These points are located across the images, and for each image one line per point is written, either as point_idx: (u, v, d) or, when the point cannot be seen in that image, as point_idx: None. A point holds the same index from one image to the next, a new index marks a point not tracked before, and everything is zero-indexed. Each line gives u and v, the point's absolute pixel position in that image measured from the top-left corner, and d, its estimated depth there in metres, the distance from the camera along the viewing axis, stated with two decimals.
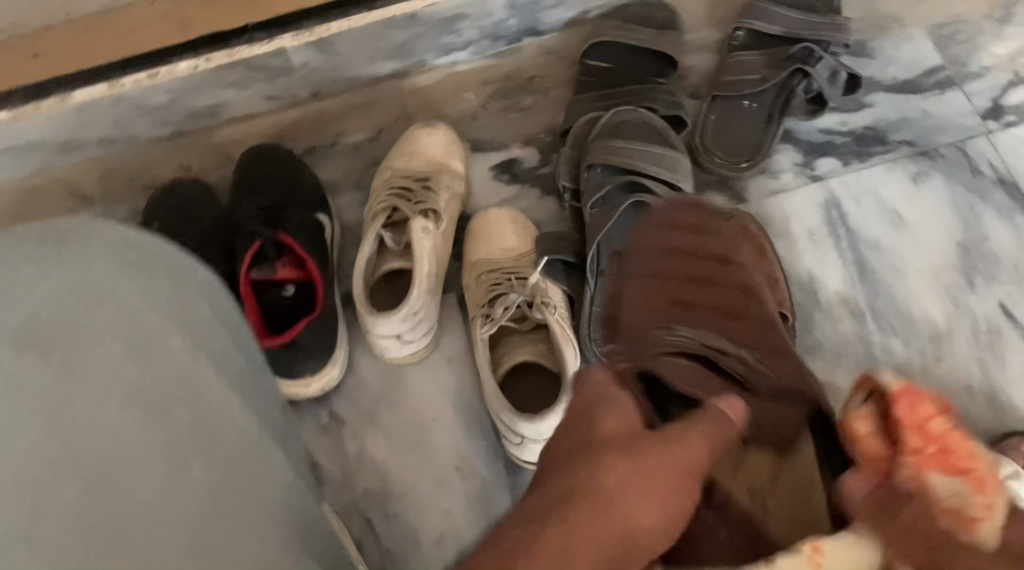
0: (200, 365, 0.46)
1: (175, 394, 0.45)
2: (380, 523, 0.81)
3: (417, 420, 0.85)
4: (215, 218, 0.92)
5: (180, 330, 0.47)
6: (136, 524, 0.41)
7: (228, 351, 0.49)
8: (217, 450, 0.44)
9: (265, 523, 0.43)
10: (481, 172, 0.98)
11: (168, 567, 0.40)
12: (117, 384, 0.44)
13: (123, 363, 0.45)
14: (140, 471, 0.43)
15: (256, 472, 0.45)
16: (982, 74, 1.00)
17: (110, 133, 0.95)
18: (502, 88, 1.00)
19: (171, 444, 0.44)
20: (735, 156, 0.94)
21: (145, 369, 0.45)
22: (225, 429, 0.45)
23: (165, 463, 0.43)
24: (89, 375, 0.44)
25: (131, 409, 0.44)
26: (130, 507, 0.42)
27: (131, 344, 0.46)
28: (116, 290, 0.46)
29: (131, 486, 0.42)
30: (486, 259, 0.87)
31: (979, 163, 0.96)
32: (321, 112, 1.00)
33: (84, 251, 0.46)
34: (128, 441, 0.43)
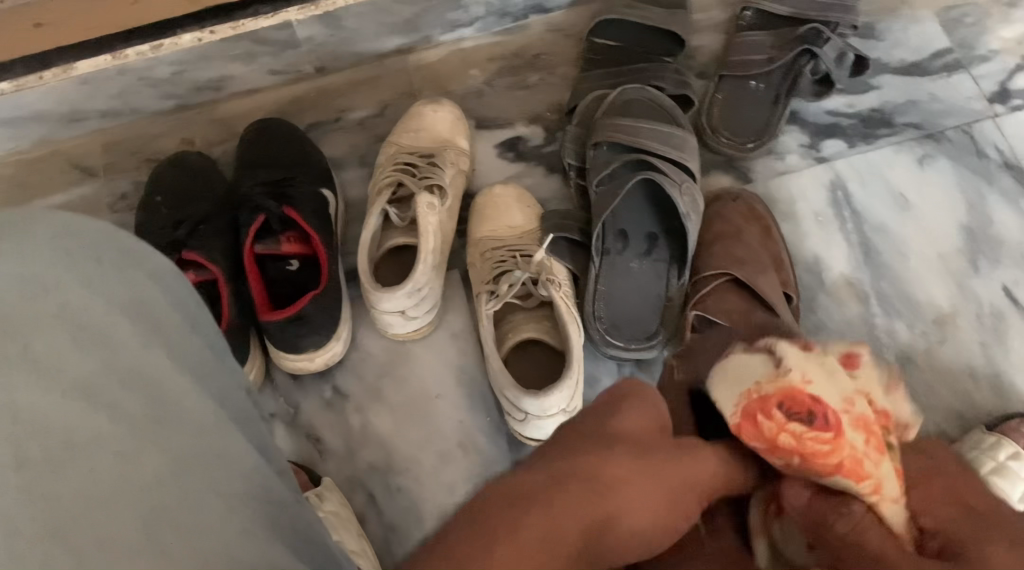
0: (152, 353, 0.43)
1: (128, 382, 0.42)
2: (383, 498, 0.81)
3: (420, 396, 0.85)
4: (220, 192, 0.92)
5: (130, 316, 0.43)
6: (78, 525, 0.38)
7: (194, 328, 0.46)
8: (178, 439, 0.41)
9: (239, 507, 0.40)
10: (486, 149, 0.97)
11: (112, 565, 0.37)
12: (64, 374, 0.41)
13: (70, 353, 0.41)
14: (89, 464, 0.40)
15: (218, 462, 0.41)
16: (990, 57, 1.00)
17: (113, 105, 0.95)
18: (508, 65, 1.00)
19: (122, 433, 0.40)
20: (741, 136, 0.94)
21: (96, 359, 0.42)
22: (184, 417, 0.42)
23: (116, 457, 0.40)
24: (36, 366, 0.41)
25: (82, 401, 0.41)
26: (73, 507, 0.39)
27: (79, 332, 0.42)
28: (58, 276, 0.42)
29: (74, 484, 0.39)
30: (491, 236, 0.87)
31: (985, 147, 0.96)
32: (326, 87, 0.99)
33: (39, 230, 0.43)
34: (76, 432, 0.40)
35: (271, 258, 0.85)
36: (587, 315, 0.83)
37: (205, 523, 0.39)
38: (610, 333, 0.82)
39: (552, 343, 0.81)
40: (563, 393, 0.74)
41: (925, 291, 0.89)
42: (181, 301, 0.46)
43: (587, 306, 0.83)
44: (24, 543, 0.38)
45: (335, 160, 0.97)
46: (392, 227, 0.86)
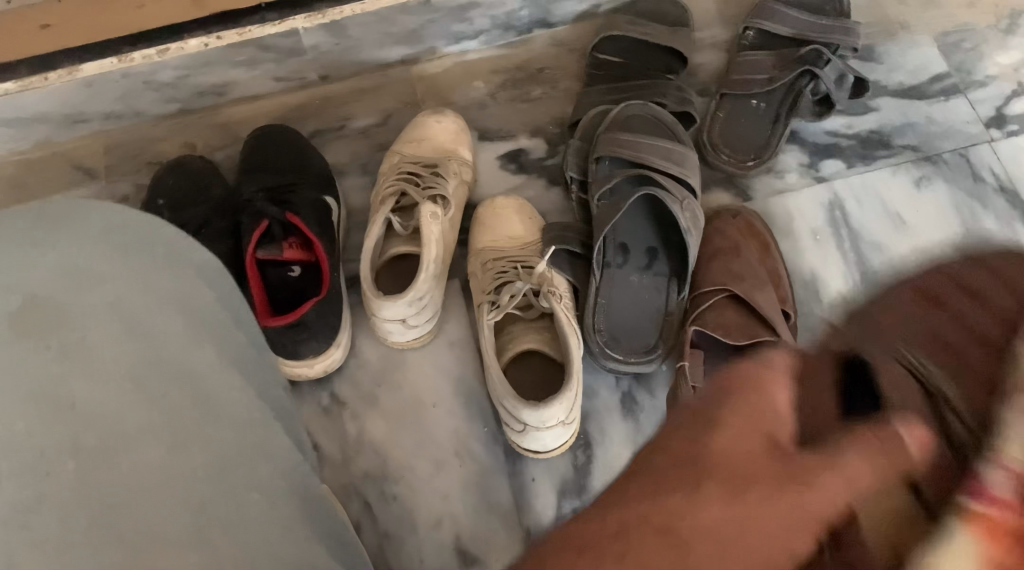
0: (199, 349, 0.44)
1: (172, 375, 0.43)
2: (378, 506, 0.81)
3: (418, 404, 0.85)
4: (221, 196, 0.92)
5: (176, 312, 0.45)
6: (130, 513, 0.38)
7: (229, 330, 0.48)
8: (221, 432, 0.42)
9: (277, 498, 0.42)
10: (488, 160, 0.98)
11: (169, 544, 0.37)
12: (117, 364, 0.42)
13: (120, 342, 0.42)
14: (139, 457, 0.40)
15: (254, 457, 0.42)
16: (986, 82, 1.01)
17: (116, 108, 0.95)
18: (511, 78, 1.00)
19: (173, 422, 0.41)
20: (741, 154, 0.95)
21: (143, 351, 0.43)
22: (226, 410, 0.43)
23: (167, 450, 0.40)
24: (87, 356, 0.42)
25: (132, 390, 0.41)
26: (126, 495, 0.39)
27: (128, 326, 0.43)
28: (108, 274, 0.44)
29: (124, 475, 0.39)
30: (492, 247, 0.87)
31: (981, 170, 0.97)
32: (330, 95, 1.00)
33: (88, 227, 0.45)
34: (130, 421, 0.41)
35: (272, 264, 0.85)
36: (586, 328, 0.83)
37: (249, 526, 0.39)
38: (609, 345, 0.83)
39: (551, 354, 0.81)
40: (563, 405, 0.74)
41: None
42: (205, 312, 0.46)
43: (587, 318, 0.83)
44: (78, 530, 0.37)
45: (337, 167, 0.97)
46: (393, 236, 0.87)
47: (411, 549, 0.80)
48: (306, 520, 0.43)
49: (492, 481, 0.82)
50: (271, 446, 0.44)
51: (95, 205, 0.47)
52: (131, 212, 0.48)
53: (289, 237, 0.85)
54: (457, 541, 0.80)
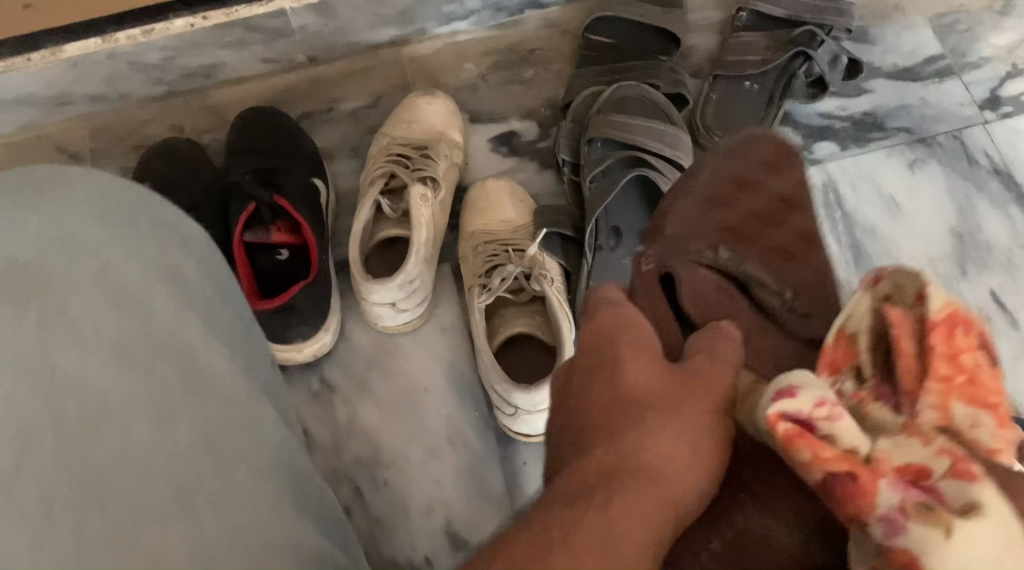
0: (185, 323, 0.44)
1: (159, 349, 0.42)
2: (369, 491, 0.81)
3: (409, 389, 0.84)
4: (209, 178, 0.91)
5: (161, 282, 0.44)
6: (114, 483, 0.37)
7: (215, 308, 0.47)
8: (207, 406, 0.41)
9: (265, 473, 0.41)
10: (479, 143, 0.97)
11: (153, 517, 0.37)
12: (101, 337, 0.41)
13: (105, 315, 0.42)
14: (123, 429, 0.39)
15: (241, 432, 0.42)
16: (981, 64, 1.00)
17: (102, 90, 0.93)
18: (502, 60, 0.99)
19: (158, 395, 0.41)
20: (735, 136, 0.94)
21: (130, 324, 0.42)
22: (214, 384, 0.42)
23: (153, 422, 0.40)
24: (71, 329, 0.41)
25: (117, 363, 0.41)
26: (109, 466, 0.38)
27: (115, 299, 0.43)
28: (94, 243, 0.44)
29: (108, 448, 0.38)
30: (482, 230, 0.86)
31: (975, 152, 0.96)
32: (319, 77, 0.98)
33: (73, 193, 0.45)
34: (114, 393, 0.40)
35: (260, 247, 0.84)
36: (578, 311, 0.82)
37: (234, 497, 0.39)
38: None
39: (543, 337, 0.81)
40: None
41: None
42: (193, 287, 0.46)
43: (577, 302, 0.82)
44: (61, 501, 0.37)
45: (326, 150, 0.96)
46: (384, 220, 0.86)
47: (403, 535, 0.79)
48: (294, 495, 0.43)
49: (484, 466, 0.81)
50: (258, 419, 0.44)
51: (78, 173, 0.46)
52: (113, 181, 0.47)
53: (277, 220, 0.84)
54: (449, 525, 0.79)
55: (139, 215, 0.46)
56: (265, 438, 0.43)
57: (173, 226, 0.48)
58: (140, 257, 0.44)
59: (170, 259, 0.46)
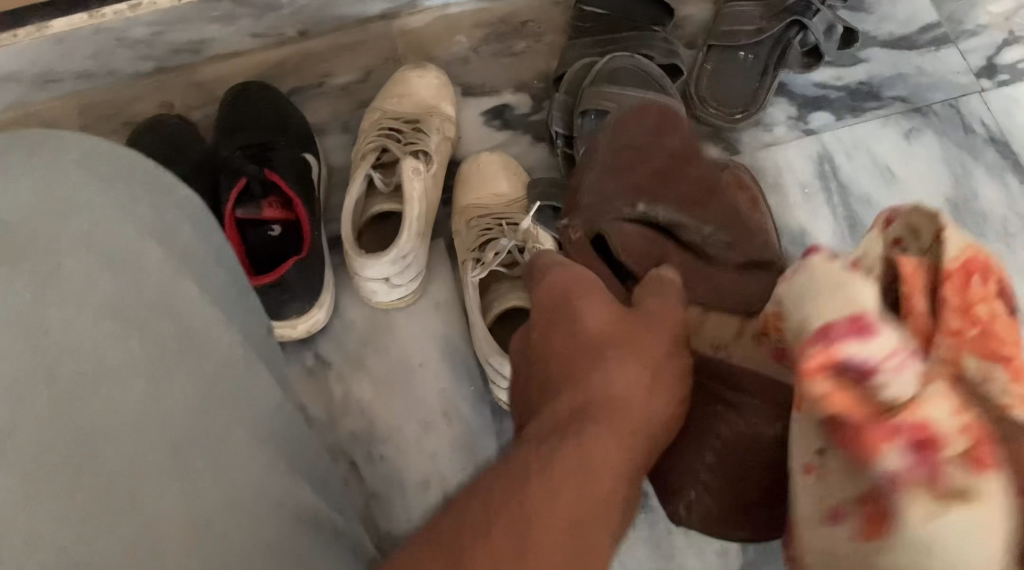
0: (182, 284, 0.43)
1: (158, 309, 0.41)
2: (364, 466, 0.81)
3: (403, 363, 0.84)
4: (199, 154, 0.90)
5: (157, 243, 0.43)
6: (105, 446, 0.37)
7: (210, 270, 0.46)
8: (204, 370, 0.41)
9: (262, 443, 0.41)
10: (472, 116, 0.96)
11: (154, 479, 0.36)
12: (94, 293, 0.40)
13: (98, 271, 0.41)
14: (118, 388, 0.38)
15: (239, 399, 0.41)
16: (978, 31, 0.99)
17: (90, 66, 0.92)
18: (494, 32, 0.98)
19: (152, 357, 0.40)
20: (730, 107, 0.93)
21: (125, 282, 0.41)
22: (209, 348, 0.42)
23: (148, 384, 0.39)
24: (66, 286, 0.40)
25: (108, 323, 0.40)
26: (102, 424, 0.37)
27: (107, 256, 0.41)
28: (88, 202, 0.42)
29: (103, 405, 0.38)
30: (475, 204, 0.86)
31: (971, 121, 0.95)
32: (309, 52, 0.97)
33: (68, 152, 0.43)
34: (106, 352, 0.39)
35: (252, 223, 0.84)
36: (572, 284, 0.82)
37: (233, 464, 0.38)
38: None
39: None
40: None
41: None
42: (186, 249, 0.45)
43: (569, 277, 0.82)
44: (55, 456, 0.36)
45: (317, 126, 0.95)
46: (376, 195, 0.85)
47: (399, 508, 0.79)
48: (288, 468, 0.42)
49: (480, 439, 0.82)
50: (252, 387, 0.43)
51: (78, 132, 0.45)
52: (113, 143, 0.46)
53: (267, 193, 0.84)
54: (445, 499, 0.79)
55: (135, 180, 0.45)
56: (263, 406, 0.43)
57: (172, 192, 0.47)
58: (136, 218, 0.43)
59: (169, 226, 0.45)
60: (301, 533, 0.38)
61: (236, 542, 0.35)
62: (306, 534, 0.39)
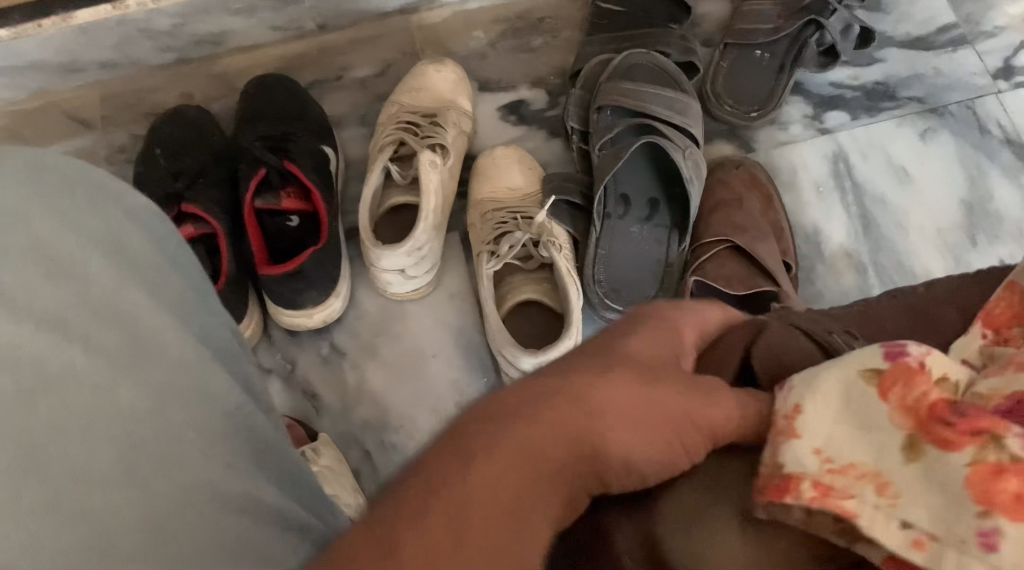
0: (128, 292, 0.42)
1: (103, 319, 0.41)
2: (377, 454, 0.81)
3: (417, 354, 0.85)
4: (218, 144, 0.91)
5: (101, 253, 0.43)
6: (51, 454, 0.37)
7: (163, 273, 0.46)
8: (157, 373, 0.41)
9: (219, 434, 0.42)
10: (488, 111, 0.97)
11: (107, 487, 0.37)
12: (36, 307, 0.40)
13: (40, 284, 0.40)
14: (64, 396, 0.38)
15: (193, 399, 0.42)
16: (996, 33, 0.99)
17: (112, 56, 0.94)
18: (511, 28, 0.99)
19: (101, 364, 0.40)
20: (745, 105, 0.93)
21: (70, 294, 0.41)
22: (158, 352, 0.42)
23: (96, 390, 0.39)
24: (14, 298, 0.40)
25: (55, 329, 0.40)
26: (48, 433, 0.37)
27: (51, 267, 0.41)
28: (26, 214, 0.41)
29: (49, 414, 0.38)
30: (491, 197, 0.87)
31: (987, 122, 0.96)
32: (328, 45, 0.98)
33: (5, 162, 0.42)
34: (52, 360, 0.39)
35: (271, 213, 0.85)
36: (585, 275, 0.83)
37: (185, 466, 0.39)
38: (609, 295, 0.82)
39: (550, 304, 0.81)
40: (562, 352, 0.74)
41: (922, 264, 0.89)
42: (136, 256, 0.45)
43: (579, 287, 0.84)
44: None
45: (335, 118, 0.96)
46: (393, 186, 0.86)
47: None
48: (253, 462, 0.44)
49: None
50: (207, 384, 0.43)
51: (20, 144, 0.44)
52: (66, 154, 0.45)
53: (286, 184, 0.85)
54: None
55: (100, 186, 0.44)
56: (218, 403, 0.43)
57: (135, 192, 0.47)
58: (81, 227, 0.43)
59: (117, 234, 0.44)
60: (260, 530, 0.40)
61: (188, 546, 0.37)
62: (264, 527, 0.40)
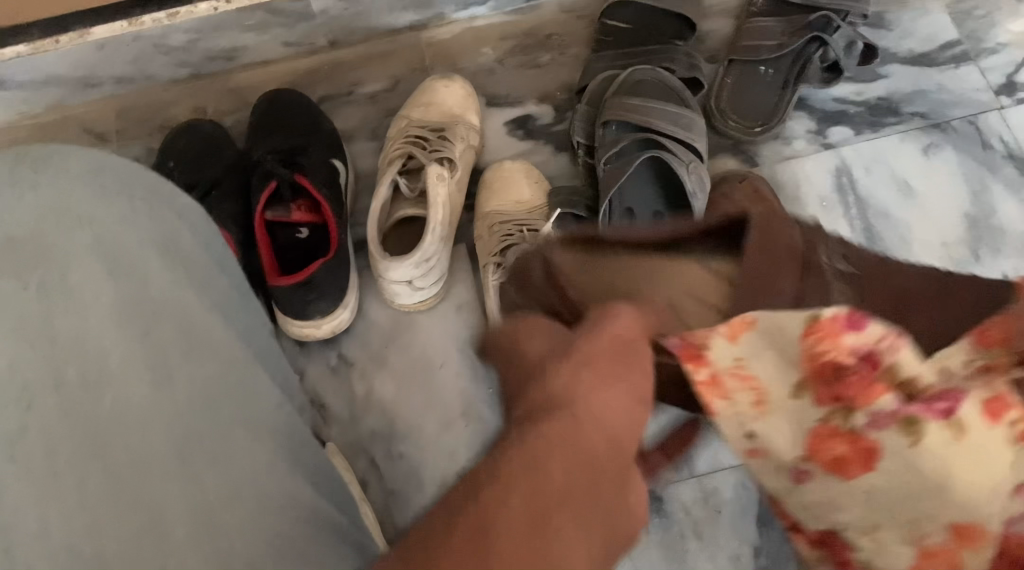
0: (183, 290, 0.45)
1: (155, 315, 0.43)
2: (385, 462, 0.83)
3: (424, 364, 0.86)
4: (231, 158, 0.93)
5: (157, 253, 0.45)
6: (112, 444, 0.39)
7: (209, 272, 0.48)
8: (207, 369, 0.43)
9: (268, 435, 0.44)
10: (496, 125, 0.98)
11: (158, 478, 0.39)
12: (98, 300, 0.42)
13: (101, 279, 0.43)
14: (124, 389, 0.41)
15: (242, 397, 0.44)
16: (998, 50, 1.00)
17: (128, 72, 0.95)
18: (519, 44, 1.00)
19: (158, 358, 0.42)
20: (748, 120, 0.94)
21: (125, 290, 0.43)
22: (209, 347, 0.44)
23: (152, 383, 0.41)
24: (69, 297, 0.42)
25: (119, 324, 0.42)
26: (108, 422, 0.40)
27: (112, 265, 0.43)
28: (91, 215, 0.44)
29: (109, 406, 0.40)
30: (497, 210, 0.88)
31: (990, 138, 0.96)
32: (339, 60, 1.00)
33: (69, 166, 0.45)
34: (115, 355, 0.41)
35: (282, 224, 0.86)
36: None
37: (239, 459, 0.41)
38: None
39: None
40: None
41: None
42: (187, 255, 0.47)
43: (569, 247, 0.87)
44: (64, 457, 0.39)
45: (346, 133, 0.98)
46: (401, 199, 0.87)
47: (418, 504, 0.81)
48: (289, 461, 0.45)
49: None
50: (252, 384, 0.45)
51: (73, 147, 0.46)
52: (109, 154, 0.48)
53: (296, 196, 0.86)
54: None
55: (136, 188, 0.47)
56: (263, 404, 0.45)
57: (170, 198, 0.49)
58: (139, 226, 0.45)
59: (167, 227, 0.47)
60: (307, 526, 0.41)
61: (241, 537, 0.38)
62: (307, 522, 0.42)
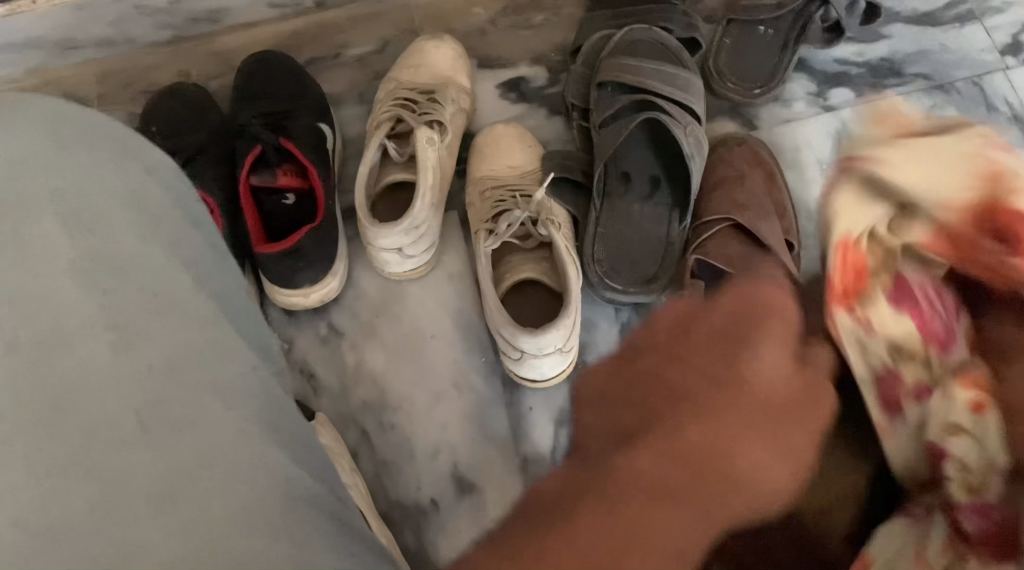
0: (148, 249, 0.43)
1: (121, 285, 0.42)
2: (376, 434, 0.81)
3: (415, 333, 0.84)
4: (216, 121, 0.90)
5: (121, 203, 0.44)
6: (69, 413, 0.39)
7: (187, 234, 0.46)
8: (176, 327, 0.42)
9: (246, 399, 0.42)
10: (488, 88, 0.96)
11: (122, 453, 0.38)
12: (57, 257, 0.41)
13: (60, 235, 0.42)
14: (84, 353, 0.40)
15: (216, 357, 0.42)
16: (1004, 8, 0.98)
17: (109, 33, 0.92)
18: (513, 3, 0.97)
19: (123, 319, 0.41)
20: (747, 81, 0.92)
21: (90, 246, 0.42)
22: (179, 305, 0.43)
23: (117, 342, 0.40)
24: (33, 252, 0.41)
25: (79, 281, 0.41)
26: (67, 383, 0.39)
27: (71, 217, 0.42)
28: (45, 163, 0.43)
29: (66, 370, 0.39)
30: (490, 175, 0.86)
31: (995, 99, 0.94)
32: (324, 23, 0.97)
33: (23, 115, 0.44)
34: (72, 316, 0.40)
35: (267, 192, 0.85)
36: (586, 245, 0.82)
37: (212, 432, 0.39)
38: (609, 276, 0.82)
39: (551, 283, 0.80)
40: (560, 332, 0.73)
41: None
42: (158, 212, 0.45)
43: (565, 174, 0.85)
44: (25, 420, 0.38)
45: (334, 97, 0.96)
46: (390, 163, 0.85)
47: (409, 476, 0.80)
48: (274, 432, 0.42)
49: (491, 411, 0.82)
50: (230, 348, 0.43)
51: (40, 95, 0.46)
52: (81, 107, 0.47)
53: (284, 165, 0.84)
54: (455, 469, 0.80)
55: (102, 147, 0.45)
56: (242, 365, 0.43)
57: (144, 155, 0.47)
58: (100, 178, 0.44)
59: (134, 185, 0.45)
60: (289, 497, 0.39)
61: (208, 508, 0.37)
62: (287, 493, 0.40)
